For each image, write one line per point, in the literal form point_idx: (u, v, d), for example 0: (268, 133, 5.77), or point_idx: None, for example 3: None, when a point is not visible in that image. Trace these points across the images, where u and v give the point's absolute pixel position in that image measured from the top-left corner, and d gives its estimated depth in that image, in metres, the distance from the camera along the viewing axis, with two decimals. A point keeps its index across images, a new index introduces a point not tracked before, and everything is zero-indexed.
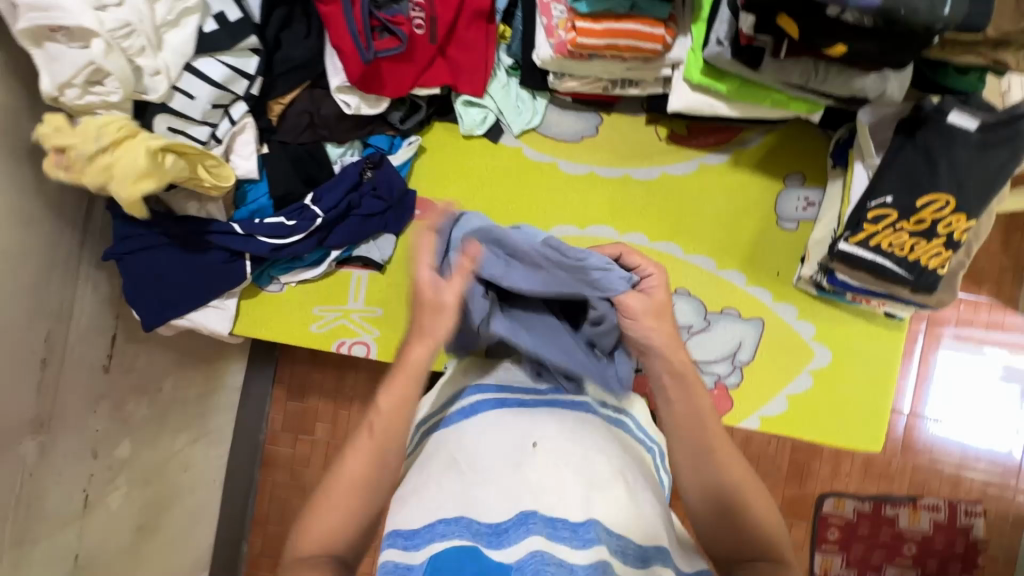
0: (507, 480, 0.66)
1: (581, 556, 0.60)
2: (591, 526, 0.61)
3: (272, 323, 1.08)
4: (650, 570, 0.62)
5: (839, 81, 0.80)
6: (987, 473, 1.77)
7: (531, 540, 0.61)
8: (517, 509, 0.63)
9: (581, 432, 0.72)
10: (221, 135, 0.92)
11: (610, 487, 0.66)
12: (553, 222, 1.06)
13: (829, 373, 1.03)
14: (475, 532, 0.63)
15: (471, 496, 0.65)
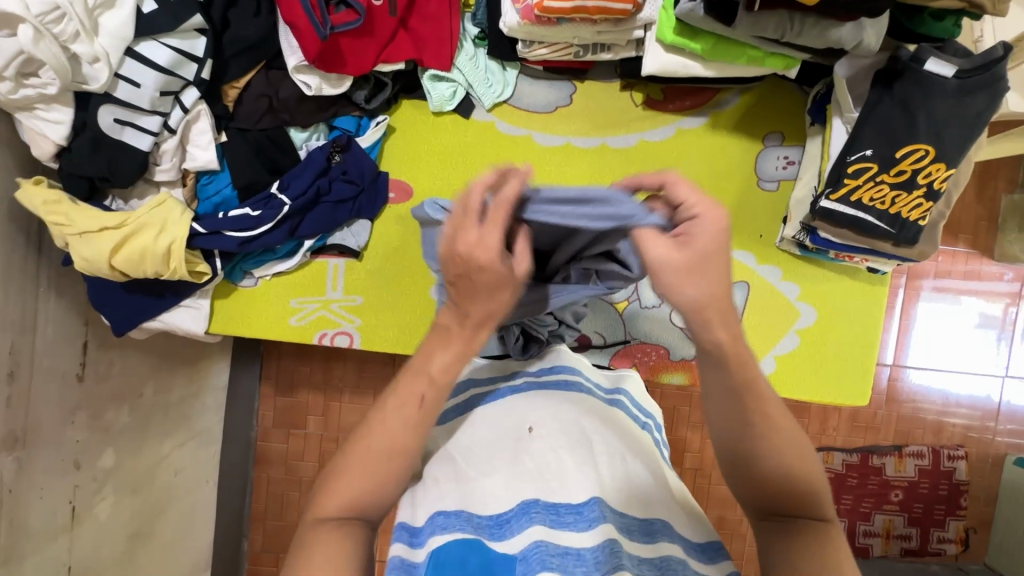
0: (506, 471, 0.65)
1: (588, 539, 0.58)
2: (595, 505, 0.60)
3: (249, 319, 1.05)
4: (657, 545, 0.60)
5: (815, 33, 0.77)
6: (967, 418, 1.83)
7: (535, 527, 0.59)
8: (519, 499, 0.62)
9: (577, 414, 0.72)
10: (173, 125, 0.88)
11: (610, 468, 0.66)
12: None
13: (815, 332, 1.03)
14: (475, 525, 0.61)
15: (469, 487, 0.65)
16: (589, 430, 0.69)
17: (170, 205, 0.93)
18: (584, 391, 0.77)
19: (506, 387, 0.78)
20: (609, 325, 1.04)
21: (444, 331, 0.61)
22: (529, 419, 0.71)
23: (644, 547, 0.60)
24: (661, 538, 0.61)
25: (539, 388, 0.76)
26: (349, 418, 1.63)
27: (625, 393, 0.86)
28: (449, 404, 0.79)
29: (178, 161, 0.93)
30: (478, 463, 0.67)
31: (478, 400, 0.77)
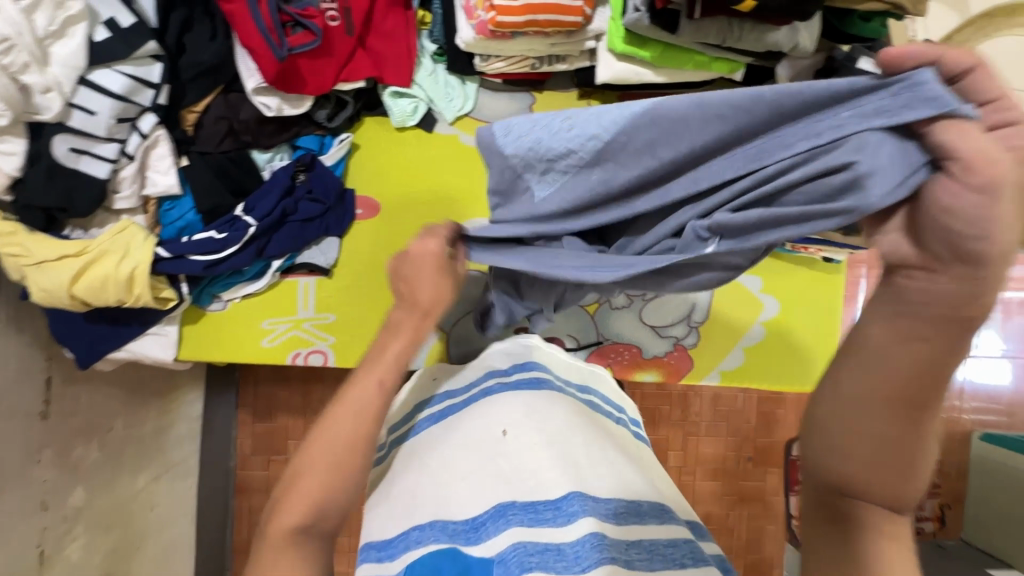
0: (481, 475, 0.66)
1: (568, 534, 0.59)
2: (574, 499, 0.61)
3: (219, 343, 1.04)
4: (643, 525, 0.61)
5: (753, 37, 0.82)
6: None
7: (512, 529, 0.60)
8: (495, 502, 0.63)
9: (549, 410, 0.73)
10: (132, 151, 0.87)
11: (584, 461, 0.67)
12: None
13: (780, 321, 1.08)
14: (451, 532, 0.63)
15: (445, 492, 0.66)
16: (561, 425, 0.70)
17: (133, 231, 0.92)
18: (555, 388, 0.78)
19: (478, 390, 0.79)
20: (582, 327, 1.06)
21: (395, 324, 0.63)
22: (502, 422, 0.72)
23: (629, 528, 0.60)
24: (650, 520, 0.62)
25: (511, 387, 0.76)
26: None
27: (592, 391, 0.88)
28: (424, 414, 0.81)
29: (138, 188, 0.92)
30: (452, 467, 0.68)
31: (451, 408, 0.78)
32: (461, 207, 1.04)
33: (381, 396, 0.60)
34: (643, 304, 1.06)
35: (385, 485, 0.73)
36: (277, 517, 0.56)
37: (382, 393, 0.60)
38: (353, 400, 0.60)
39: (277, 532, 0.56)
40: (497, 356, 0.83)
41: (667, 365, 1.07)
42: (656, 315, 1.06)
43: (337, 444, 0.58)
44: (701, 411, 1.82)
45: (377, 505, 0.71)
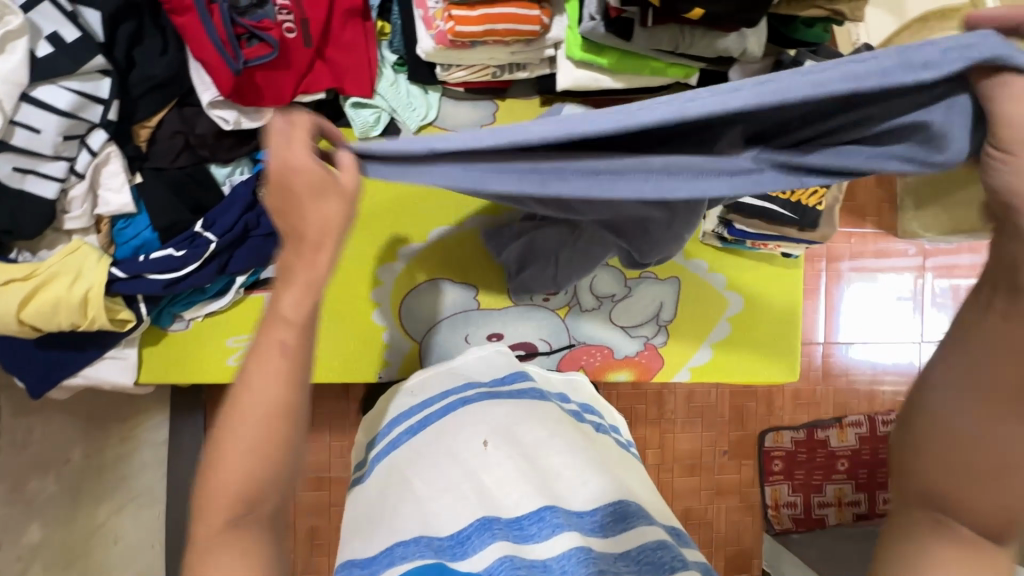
0: (467, 488, 0.66)
1: (553, 547, 0.59)
2: (555, 511, 0.62)
3: (183, 363, 1.01)
4: (631, 528, 0.62)
5: (704, 43, 0.85)
6: (895, 384, 1.99)
7: (500, 543, 0.59)
8: (479, 516, 0.63)
9: (529, 422, 0.73)
10: (82, 169, 0.85)
11: (568, 474, 0.68)
12: (468, 214, 1.04)
13: (744, 316, 1.11)
14: (435, 547, 0.61)
15: (429, 507, 0.65)
16: (542, 438, 0.71)
17: (85, 251, 0.89)
18: (536, 396, 0.80)
19: (456, 402, 0.78)
20: (553, 331, 1.07)
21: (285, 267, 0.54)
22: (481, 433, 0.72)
23: (615, 539, 0.61)
24: (639, 520, 0.63)
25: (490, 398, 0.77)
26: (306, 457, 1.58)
27: (570, 399, 0.89)
28: (402, 427, 0.80)
29: (90, 207, 0.89)
30: (436, 482, 0.67)
31: (430, 418, 0.77)
32: (428, 215, 1.03)
33: (287, 358, 0.55)
34: (612, 305, 1.08)
35: (364, 503, 0.72)
36: (208, 512, 0.53)
37: (288, 356, 0.55)
38: (266, 369, 0.54)
39: (215, 524, 0.53)
40: (481, 370, 0.85)
41: (638, 364, 1.09)
42: (625, 316, 1.08)
43: (256, 419, 0.54)
44: (675, 407, 1.85)
45: (357, 524, 0.69)
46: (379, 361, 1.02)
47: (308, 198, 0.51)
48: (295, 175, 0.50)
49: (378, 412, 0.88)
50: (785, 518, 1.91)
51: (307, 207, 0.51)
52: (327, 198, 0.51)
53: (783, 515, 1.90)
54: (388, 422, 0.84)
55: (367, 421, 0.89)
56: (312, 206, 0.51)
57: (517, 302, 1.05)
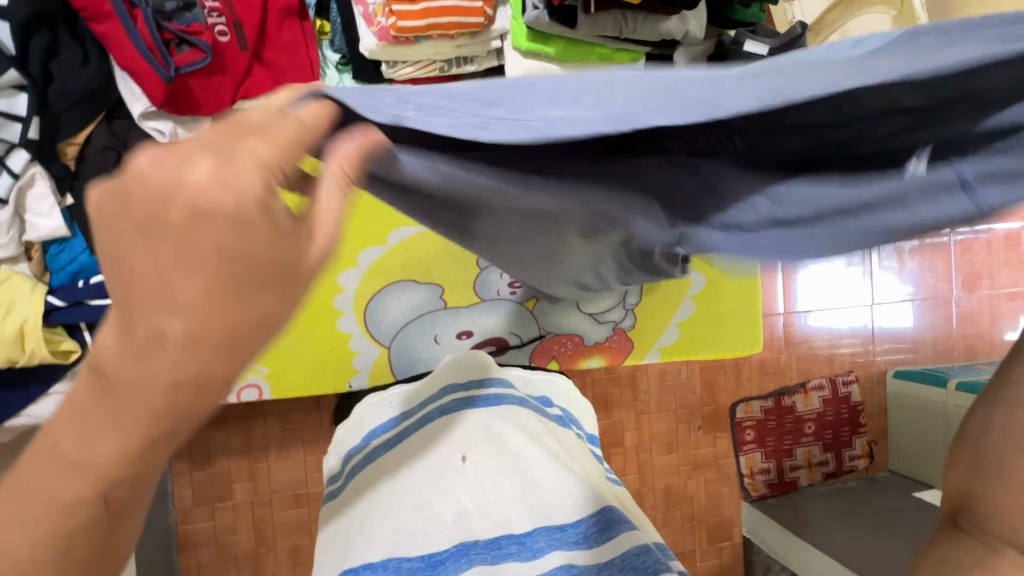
0: (443, 507, 0.66)
1: (534, 569, 0.62)
2: (537, 535, 0.65)
3: None
4: (613, 537, 0.63)
5: (647, 26, 0.89)
6: (852, 346, 2.09)
7: (474, 568, 0.61)
8: (456, 539, 0.64)
9: (512, 431, 0.73)
10: (4, 194, 0.80)
11: (550, 487, 0.69)
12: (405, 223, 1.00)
13: (706, 294, 1.14)
14: (406, 570, 0.62)
15: (403, 527, 0.65)
16: (523, 448, 0.72)
17: (16, 282, 0.83)
18: (514, 401, 0.79)
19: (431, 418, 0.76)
20: (522, 323, 1.07)
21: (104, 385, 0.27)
22: (461, 447, 0.71)
23: (597, 552, 0.63)
24: (622, 527, 0.64)
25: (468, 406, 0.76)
26: (281, 476, 1.54)
27: (553, 402, 0.91)
28: (377, 442, 0.79)
29: (17, 233, 0.84)
30: (409, 500, 0.67)
31: (406, 431, 0.77)
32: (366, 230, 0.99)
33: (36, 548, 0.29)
34: None
35: (337, 516, 0.72)
36: None
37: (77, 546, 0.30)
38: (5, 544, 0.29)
39: None
40: (457, 370, 0.83)
41: (610, 350, 1.11)
42: (593, 303, 1.08)
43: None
44: (649, 388, 1.89)
45: (331, 542, 0.69)
46: (348, 370, 1.00)
47: (239, 265, 0.26)
48: (225, 212, 0.25)
49: (353, 422, 0.87)
50: (760, 485, 1.98)
51: (225, 282, 0.26)
52: (281, 272, 0.27)
53: (758, 482, 1.98)
54: (365, 431, 0.84)
55: (336, 434, 0.89)
56: (244, 286, 0.26)
57: (483, 298, 1.04)
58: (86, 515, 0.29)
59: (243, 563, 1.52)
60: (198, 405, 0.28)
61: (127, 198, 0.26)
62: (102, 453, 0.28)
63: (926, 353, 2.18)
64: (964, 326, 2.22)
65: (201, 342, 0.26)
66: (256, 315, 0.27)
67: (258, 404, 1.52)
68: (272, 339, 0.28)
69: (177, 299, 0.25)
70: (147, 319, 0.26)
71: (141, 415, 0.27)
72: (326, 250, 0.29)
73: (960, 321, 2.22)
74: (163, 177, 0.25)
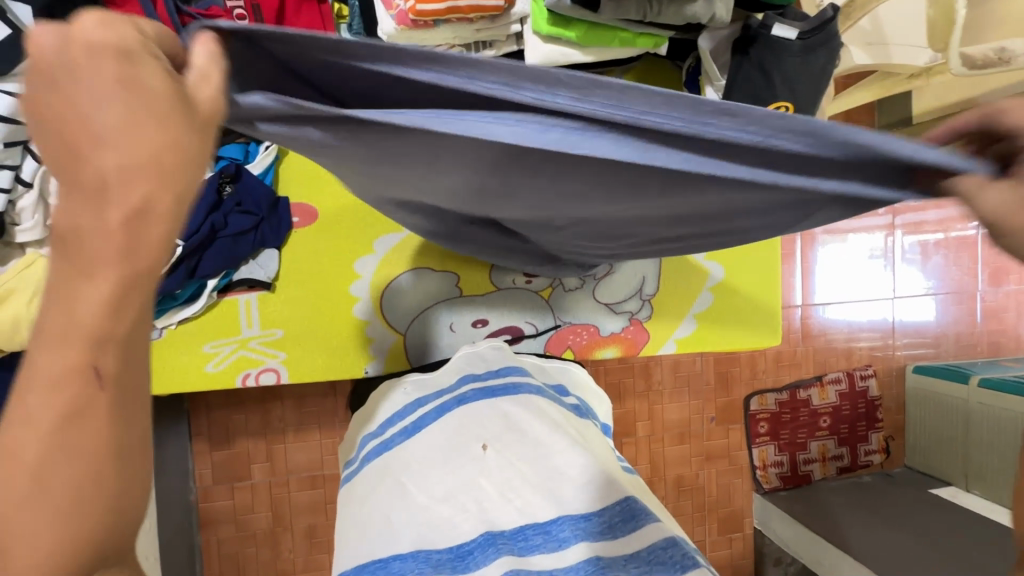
0: (466, 496, 0.67)
1: (561, 560, 0.62)
2: (563, 525, 0.64)
3: (157, 375, 0.92)
4: (640, 528, 0.63)
5: (672, 11, 0.85)
6: (871, 340, 2.05)
7: (503, 558, 0.61)
8: (481, 530, 0.64)
9: (532, 421, 0.73)
10: (28, 178, 0.81)
11: (572, 476, 0.68)
12: None
13: (725, 285, 1.12)
14: (435, 562, 0.62)
15: (430, 517, 0.65)
16: (544, 437, 0.71)
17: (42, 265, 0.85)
18: (533, 389, 0.79)
19: (450, 408, 0.76)
20: (537, 313, 1.07)
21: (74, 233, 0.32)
22: (482, 436, 0.72)
23: (623, 540, 0.63)
24: (647, 517, 0.64)
25: (486, 395, 0.76)
26: (296, 457, 1.57)
27: (569, 392, 0.90)
28: (396, 429, 0.79)
29: (43, 217, 0.85)
30: (432, 492, 0.67)
31: (425, 419, 0.77)
32: (372, 229, 1.01)
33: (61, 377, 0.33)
34: (595, 282, 1.08)
35: (355, 503, 0.72)
36: None
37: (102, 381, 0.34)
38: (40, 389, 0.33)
39: None
40: (476, 360, 0.84)
41: (625, 340, 1.09)
42: (608, 292, 1.08)
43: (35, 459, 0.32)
44: (662, 378, 1.87)
45: (349, 533, 0.68)
46: (364, 357, 0.99)
47: (141, 89, 0.34)
48: (112, 52, 0.33)
49: (371, 410, 0.88)
50: (773, 477, 1.97)
51: (132, 105, 0.33)
52: (185, 102, 0.36)
53: (770, 475, 1.97)
54: (383, 419, 0.84)
55: (353, 420, 0.89)
56: (150, 114, 0.33)
57: (499, 286, 1.04)
58: (97, 373, 0.34)
59: (262, 540, 1.56)
60: (159, 233, 0.34)
61: (28, 69, 0.32)
62: (89, 296, 0.33)
63: (947, 347, 2.13)
64: (988, 322, 2.17)
65: (144, 165, 0.33)
66: (170, 136, 0.34)
67: (275, 387, 1.54)
68: (195, 153, 0.36)
69: (104, 133, 0.32)
70: (83, 159, 0.32)
71: (116, 251, 0.33)
72: (203, 93, 0.38)
73: (984, 316, 2.16)
74: (44, 41, 0.32)
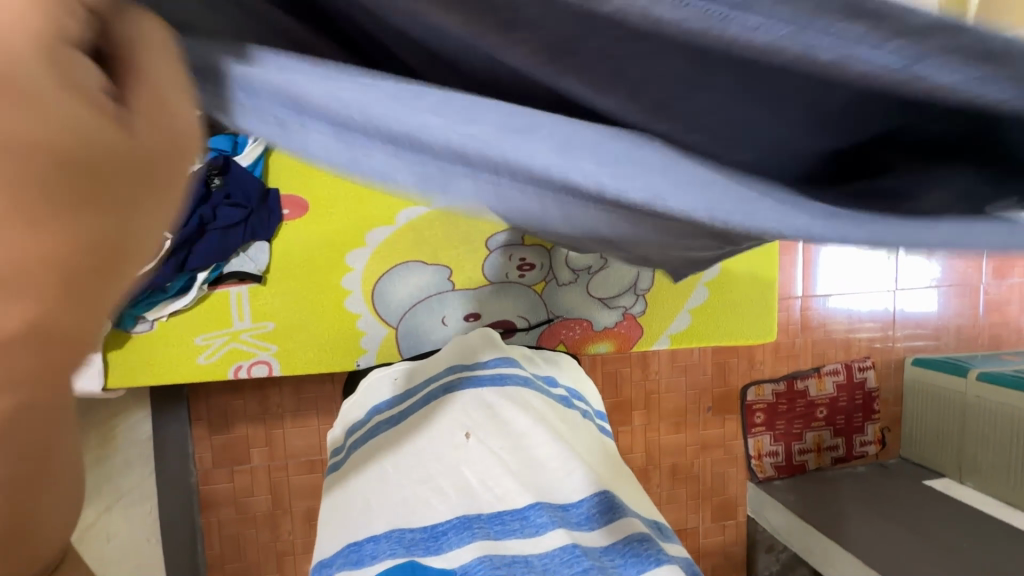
0: (444, 481, 0.67)
1: (537, 545, 0.60)
2: (539, 510, 0.64)
3: (150, 364, 0.94)
4: (619, 519, 0.64)
5: None
6: (871, 331, 2.04)
7: (478, 543, 0.60)
8: (458, 514, 0.63)
9: (516, 411, 0.73)
10: None
11: (553, 466, 0.69)
12: (398, 209, 0.99)
13: (721, 281, 1.11)
14: (409, 541, 0.61)
15: (406, 496, 0.65)
16: (527, 428, 0.71)
17: None
18: (520, 380, 0.79)
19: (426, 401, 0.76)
20: (530, 306, 1.06)
21: None
22: (465, 424, 0.72)
23: (599, 534, 0.63)
24: (625, 510, 0.65)
25: (471, 384, 0.77)
26: (295, 442, 1.59)
27: (558, 383, 0.90)
28: (382, 417, 0.79)
29: None
30: (413, 476, 0.67)
31: (411, 407, 0.77)
32: (361, 229, 0.99)
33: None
34: (589, 277, 1.07)
35: (335, 486, 0.71)
36: None
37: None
38: None
39: None
40: (467, 349, 0.84)
41: (619, 336, 1.09)
42: (602, 288, 1.08)
43: None
44: (660, 367, 1.88)
45: (327, 514, 0.67)
46: (356, 349, 1.00)
47: (6, 170, 0.18)
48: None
49: (357, 395, 0.88)
50: (767, 467, 1.98)
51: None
52: (96, 178, 0.19)
53: (765, 464, 1.98)
54: (370, 406, 0.84)
55: (341, 407, 0.89)
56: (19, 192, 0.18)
57: (492, 280, 1.04)
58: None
59: (261, 522, 1.59)
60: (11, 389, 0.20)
61: None
62: None
63: (948, 340, 2.11)
64: (991, 314, 2.15)
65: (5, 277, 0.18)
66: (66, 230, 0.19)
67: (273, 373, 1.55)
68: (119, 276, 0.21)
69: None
70: None
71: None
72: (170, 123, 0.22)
73: (988, 308, 2.14)
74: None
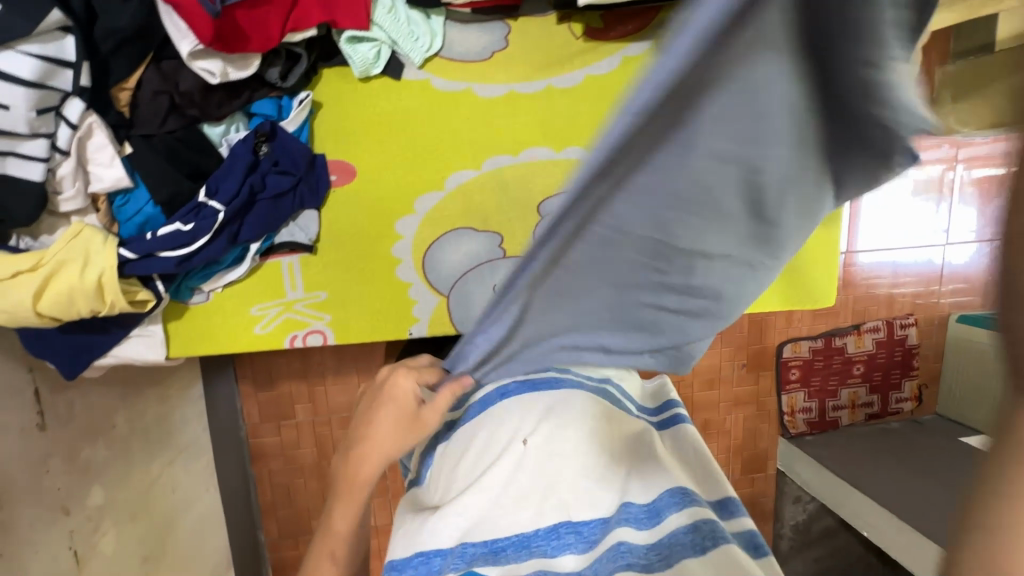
0: (506, 497, 0.65)
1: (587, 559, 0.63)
2: (595, 526, 0.64)
3: (211, 335, 0.96)
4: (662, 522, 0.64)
5: None
6: (915, 286, 1.97)
7: (534, 560, 0.62)
8: (518, 530, 0.63)
9: (571, 419, 0.68)
10: (65, 146, 0.74)
11: (610, 475, 0.67)
12: (445, 172, 0.96)
13: None
14: (472, 556, 0.62)
15: (472, 513, 0.63)
16: (582, 436, 0.68)
17: (88, 235, 0.80)
18: (575, 382, 0.72)
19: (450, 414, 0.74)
20: None
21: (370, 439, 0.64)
22: (517, 430, 0.67)
23: (652, 533, 0.63)
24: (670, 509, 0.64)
25: (528, 389, 0.70)
26: (336, 399, 1.61)
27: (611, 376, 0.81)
28: (445, 425, 0.73)
29: (82, 185, 0.80)
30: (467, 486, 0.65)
31: (469, 415, 0.71)
32: (407, 196, 0.96)
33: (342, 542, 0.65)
34: None
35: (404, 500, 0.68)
36: None
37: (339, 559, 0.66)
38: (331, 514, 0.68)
39: None
40: None
41: None
42: None
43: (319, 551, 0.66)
44: None
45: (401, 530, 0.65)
46: (408, 318, 0.99)
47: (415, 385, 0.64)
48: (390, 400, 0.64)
49: None
50: (799, 423, 1.98)
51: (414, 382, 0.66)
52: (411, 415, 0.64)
53: (797, 420, 1.98)
54: None
55: None
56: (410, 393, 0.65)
57: None
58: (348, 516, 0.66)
59: (309, 473, 1.65)
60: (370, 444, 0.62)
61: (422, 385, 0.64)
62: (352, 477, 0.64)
63: None
64: None
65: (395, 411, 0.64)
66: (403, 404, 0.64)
67: None
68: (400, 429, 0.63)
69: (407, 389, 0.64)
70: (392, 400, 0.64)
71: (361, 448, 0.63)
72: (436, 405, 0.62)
73: None
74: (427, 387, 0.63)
